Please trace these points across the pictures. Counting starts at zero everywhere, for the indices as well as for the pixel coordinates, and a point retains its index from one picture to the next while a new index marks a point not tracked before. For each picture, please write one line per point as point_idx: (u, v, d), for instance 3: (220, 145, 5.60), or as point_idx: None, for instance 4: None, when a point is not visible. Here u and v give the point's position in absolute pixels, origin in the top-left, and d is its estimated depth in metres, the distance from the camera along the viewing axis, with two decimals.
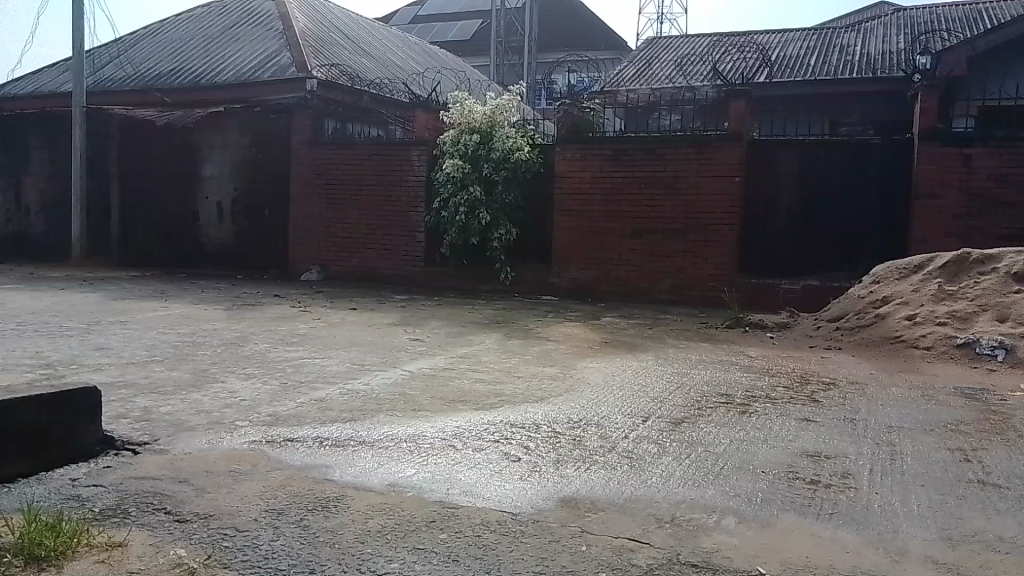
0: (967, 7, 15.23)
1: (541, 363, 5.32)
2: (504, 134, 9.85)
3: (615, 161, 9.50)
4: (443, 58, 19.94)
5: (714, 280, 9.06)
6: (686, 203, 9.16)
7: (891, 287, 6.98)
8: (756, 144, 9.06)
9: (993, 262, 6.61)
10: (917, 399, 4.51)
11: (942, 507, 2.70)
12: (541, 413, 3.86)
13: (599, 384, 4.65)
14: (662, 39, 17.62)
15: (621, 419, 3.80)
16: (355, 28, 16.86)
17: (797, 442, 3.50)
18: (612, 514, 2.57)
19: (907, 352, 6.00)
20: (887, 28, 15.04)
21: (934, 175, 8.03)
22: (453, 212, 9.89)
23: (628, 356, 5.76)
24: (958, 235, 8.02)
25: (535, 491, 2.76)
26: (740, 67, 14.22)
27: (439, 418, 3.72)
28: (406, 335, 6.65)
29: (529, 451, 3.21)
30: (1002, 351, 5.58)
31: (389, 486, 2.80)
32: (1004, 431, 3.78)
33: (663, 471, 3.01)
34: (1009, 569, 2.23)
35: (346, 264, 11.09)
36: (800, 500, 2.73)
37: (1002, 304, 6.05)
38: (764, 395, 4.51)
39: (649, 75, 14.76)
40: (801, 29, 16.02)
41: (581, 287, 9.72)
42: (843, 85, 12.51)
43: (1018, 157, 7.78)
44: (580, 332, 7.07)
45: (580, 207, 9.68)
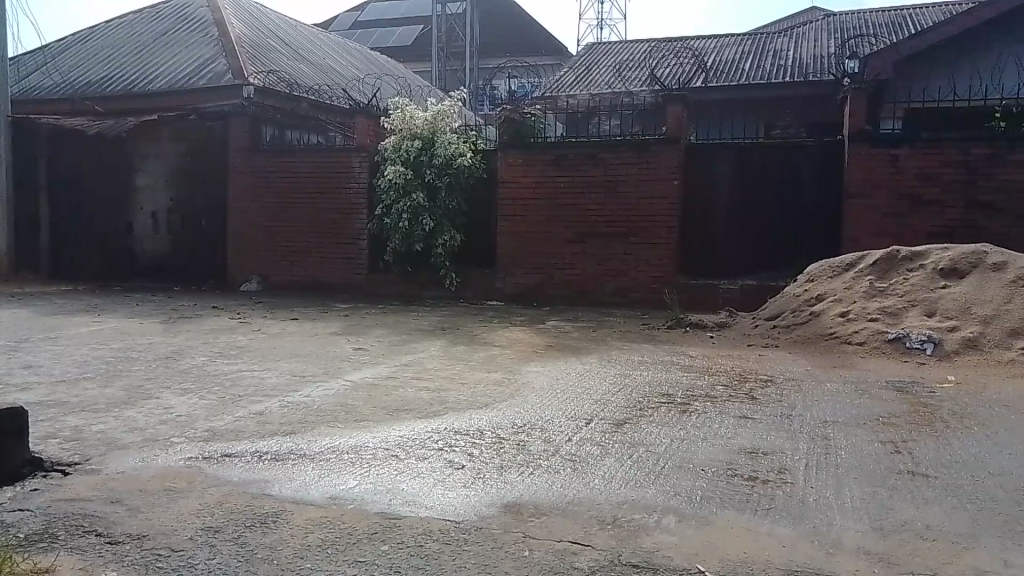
0: (893, 13, 15.79)
1: (487, 369, 5.31)
2: (446, 139, 9.81)
3: (557, 166, 9.56)
4: (384, 64, 19.82)
5: (655, 282, 9.19)
6: (627, 206, 9.27)
7: (825, 284, 7.17)
8: (693, 147, 9.24)
9: (920, 258, 6.84)
10: (850, 394, 4.64)
11: (874, 499, 2.78)
12: (486, 419, 3.85)
13: (544, 388, 4.66)
14: (602, 45, 17.82)
15: (565, 422, 3.82)
16: (292, 34, 16.62)
17: (736, 439, 3.57)
18: (556, 518, 2.58)
19: (841, 347, 6.19)
20: (818, 33, 15.46)
21: (863, 176, 8.29)
22: (396, 218, 9.84)
23: (572, 359, 5.80)
24: (888, 233, 8.29)
25: (478, 498, 2.75)
26: (677, 71, 14.47)
27: (383, 428, 3.69)
28: (349, 344, 6.58)
29: (473, 458, 3.20)
30: (931, 344, 5.80)
31: (330, 499, 2.76)
32: (932, 422, 3.92)
33: (606, 472, 3.04)
34: (938, 557, 2.31)
35: (288, 273, 10.91)
36: (738, 496, 2.79)
37: (930, 299, 6.28)
38: (703, 394, 4.59)
39: (588, 81, 14.91)
40: (736, 35, 16.38)
41: (525, 291, 9.75)
42: (776, 89, 12.82)
43: (942, 158, 8.08)
44: (525, 336, 7.09)
45: (523, 212, 9.71)
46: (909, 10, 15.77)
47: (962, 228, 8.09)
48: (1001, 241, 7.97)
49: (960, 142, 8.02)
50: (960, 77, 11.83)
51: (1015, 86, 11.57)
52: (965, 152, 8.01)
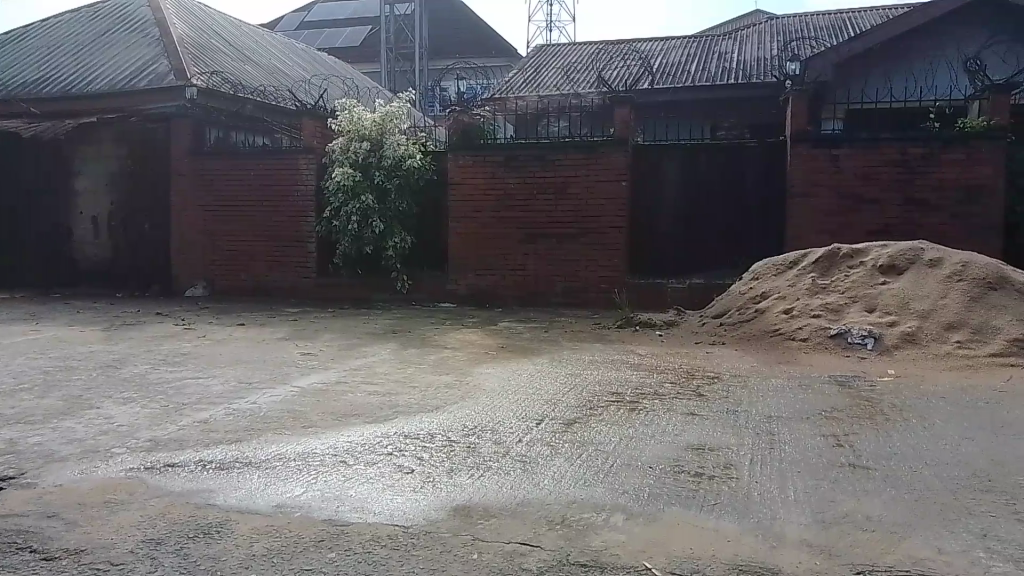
0: (833, 16, 16.20)
1: (438, 372, 5.29)
2: (395, 141, 9.73)
3: (507, 167, 9.56)
4: (331, 65, 19.60)
5: (606, 282, 9.27)
6: (576, 207, 9.32)
7: (769, 282, 7.31)
8: (641, 149, 9.34)
9: (860, 255, 7.01)
10: (794, 389, 4.73)
11: (816, 492, 2.85)
12: (436, 423, 3.83)
13: (494, 389, 4.66)
14: (551, 46, 17.90)
15: (516, 423, 3.83)
16: (237, 34, 16.33)
17: (683, 436, 3.62)
18: (505, 520, 2.58)
19: (785, 343, 6.32)
20: (761, 36, 15.78)
21: (804, 176, 8.49)
22: (345, 221, 9.74)
23: (524, 360, 5.80)
24: (830, 231, 8.49)
25: (427, 502, 2.73)
26: (625, 74, 14.63)
27: (330, 434, 3.64)
28: (298, 349, 6.48)
29: (423, 461, 3.18)
30: (871, 340, 5.95)
31: (275, 508, 2.72)
32: (873, 416, 4.02)
33: (555, 472, 3.04)
34: (876, 547, 2.38)
35: (235, 277, 10.70)
36: (685, 493, 2.82)
37: (869, 296, 6.45)
38: (652, 391, 4.64)
39: (537, 82, 14.98)
40: (682, 37, 16.62)
41: (477, 293, 9.74)
42: (721, 91, 13.04)
43: (880, 158, 8.31)
44: (476, 338, 7.08)
45: (473, 213, 9.68)
46: (848, 14, 16.20)
47: (899, 226, 8.33)
48: (938, 237, 8.23)
49: (897, 142, 8.26)
50: (897, 79, 12.19)
51: (948, 87, 11.96)
52: (902, 152, 8.26)
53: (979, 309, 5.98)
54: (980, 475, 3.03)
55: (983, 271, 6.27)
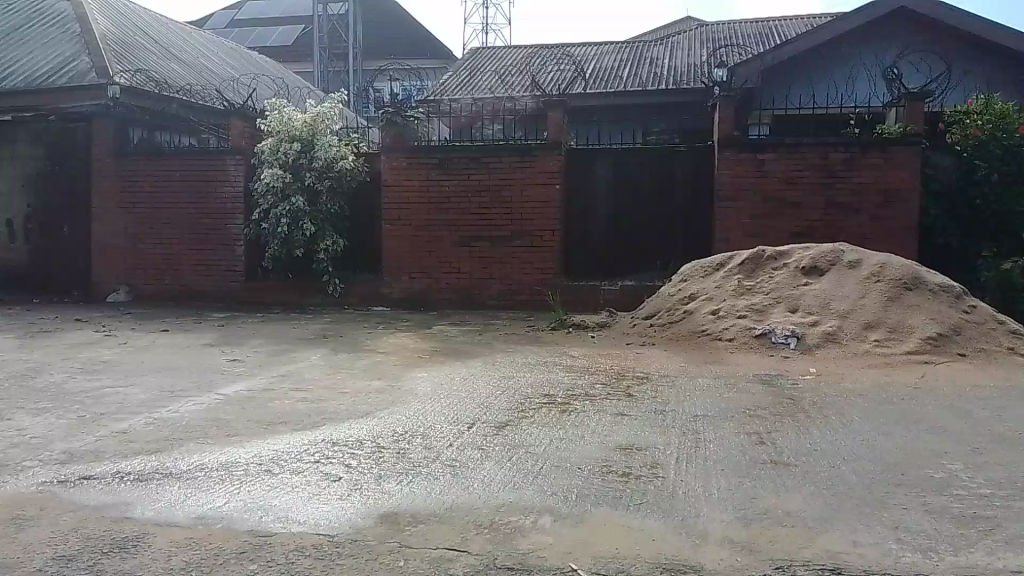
0: (759, 24, 16.67)
1: (369, 377, 5.22)
2: (326, 141, 9.59)
3: (441, 169, 9.51)
4: (262, 65, 19.22)
5: (539, 284, 9.32)
6: (510, 209, 9.35)
7: (697, 284, 7.47)
8: (574, 153, 9.43)
9: (784, 257, 7.22)
10: (720, 388, 4.84)
11: (739, 489, 2.91)
12: (366, 429, 3.79)
13: (426, 394, 4.62)
14: (486, 49, 17.91)
15: (447, 427, 3.82)
16: (163, 31, 15.88)
17: (612, 436, 3.66)
18: (432, 525, 2.57)
19: (713, 343, 6.46)
20: (691, 43, 16.09)
21: (731, 180, 8.71)
22: (274, 223, 9.55)
23: (456, 364, 5.79)
24: (755, 234, 8.72)
25: (353, 510, 2.70)
26: (558, 78, 14.75)
27: (255, 442, 3.55)
28: (224, 356, 6.32)
29: (351, 469, 3.13)
30: (794, 339, 6.14)
31: (196, 519, 2.64)
32: (794, 413, 4.14)
33: (485, 476, 3.03)
34: (794, 543, 2.44)
35: (159, 281, 10.37)
36: (613, 493, 2.85)
37: (792, 297, 6.65)
38: (583, 392, 4.69)
39: (472, 85, 14.99)
40: (616, 42, 16.86)
41: (410, 297, 9.66)
42: (652, 96, 13.26)
43: (803, 162, 8.58)
44: (409, 342, 7.02)
45: (406, 216, 9.60)
46: (773, 22, 16.68)
47: (821, 228, 8.61)
48: (857, 239, 8.53)
49: (818, 148, 8.53)
50: (818, 87, 12.59)
51: (866, 94, 12.41)
52: (824, 157, 8.53)
53: (895, 309, 6.22)
54: (893, 470, 3.15)
55: (899, 273, 6.52)
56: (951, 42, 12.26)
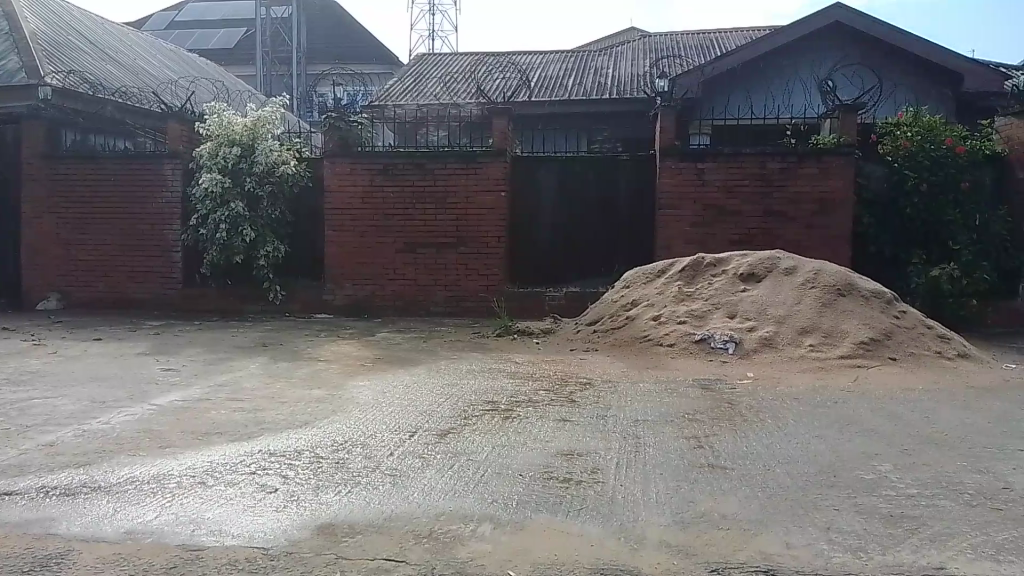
0: (701, 36, 17.01)
1: (309, 386, 5.13)
2: (267, 146, 9.43)
3: (385, 175, 9.44)
4: (201, 67, 18.82)
5: (485, 291, 9.31)
6: (455, 216, 9.32)
7: (640, 290, 7.55)
8: (518, 160, 9.47)
9: (723, 264, 7.36)
10: (661, 393, 4.90)
11: (677, 492, 2.95)
12: (304, 439, 3.72)
13: (367, 402, 4.57)
14: (432, 56, 17.85)
15: (388, 435, 3.78)
16: (97, 31, 15.41)
17: (553, 442, 3.67)
18: (370, 535, 2.54)
19: (654, 349, 6.54)
20: (634, 53, 16.33)
21: (672, 188, 8.85)
22: (213, 229, 9.34)
23: (399, 372, 5.74)
24: (695, 241, 8.88)
25: (290, 522, 2.65)
26: (503, 86, 14.80)
27: (189, 454, 3.46)
28: (159, 365, 6.15)
29: (288, 480, 3.07)
30: (732, 344, 6.26)
31: (125, 534, 2.56)
32: (732, 417, 4.22)
33: (425, 485, 3.01)
34: (730, 545, 2.48)
35: (92, 288, 10.04)
36: (553, 499, 2.86)
37: (730, 303, 6.78)
38: (526, 399, 4.70)
39: (416, 91, 14.92)
40: (560, 51, 17.01)
41: (353, 304, 9.55)
42: (596, 105, 13.39)
43: (741, 171, 8.77)
44: (352, 350, 6.94)
45: (350, 222, 9.50)
46: (714, 35, 17.04)
47: (759, 235, 8.80)
48: (793, 247, 8.74)
49: (756, 157, 8.73)
50: (756, 97, 12.90)
51: (802, 105, 12.76)
52: (761, 167, 8.74)
53: (829, 315, 6.39)
54: (826, 471, 3.23)
55: (833, 279, 6.70)
56: (882, 56, 12.68)
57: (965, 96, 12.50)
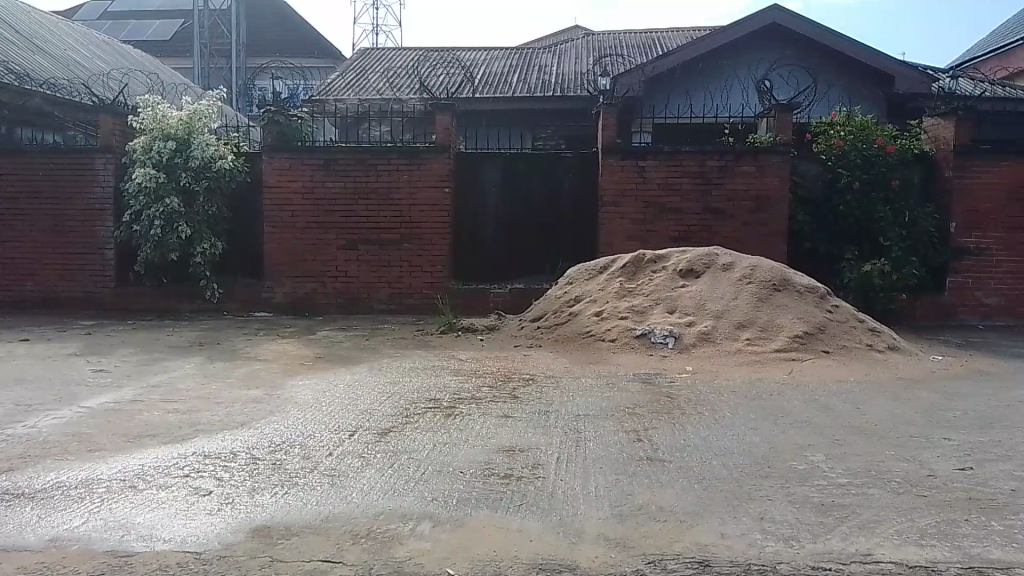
0: (643, 36, 17.22)
1: (247, 386, 5.03)
2: (203, 140, 9.19)
3: (326, 170, 9.30)
4: (135, 58, 18.26)
5: (428, 288, 9.27)
6: (398, 213, 9.25)
7: (582, 286, 7.61)
8: (461, 156, 9.44)
9: (663, 260, 7.46)
10: (602, 388, 4.95)
11: (616, 486, 2.98)
12: (240, 440, 3.65)
13: (307, 402, 4.49)
14: (375, 51, 17.65)
15: (327, 435, 3.73)
16: (23, 19, 14.82)
17: (496, 438, 3.68)
18: (307, 537, 2.50)
19: (596, 344, 6.60)
20: (578, 51, 16.43)
21: (613, 186, 8.94)
22: (147, 226, 9.08)
23: (341, 371, 5.67)
24: (636, 238, 8.98)
25: (223, 525, 2.59)
26: (447, 81, 14.72)
27: (119, 458, 3.35)
28: (90, 366, 5.95)
29: (222, 482, 3.00)
30: (671, 339, 6.36)
31: (48, 542, 2.47)
32: (670, 410, 4.29)
33: (364, 485, 2.98)
34: (667, 537, 2.52)
35: (19, 288, 9.66)
36: (493, 496, 2.86)
37: (670, 298, 6.89)
38: (469, 396, 4.70)
39: (359, 86, 14.74)
40: (505, 48, 17.01)
41: (294, 302, 9.40)
42: (539, 102, 13.43)
43: (681, 169, 8.90)
44: (292, 349, 6.84)
45: (290, 219, 9.34)
46: (656, 34, 17.26)
47: (698, 232, 8.96)
48: (730, 243, 8.92)
49: (695, 155, 8.87)
50: (695, 95, 13.11)
51: (740, 104, 13.02)
52: (700, 164, 8.88)
53: (765, 309, 6.54)
54: (760, 462, 3.30)
55: (769, 275, 6.86)
56: (817, 57, 13.02)
57: (896, 97, 12.92)
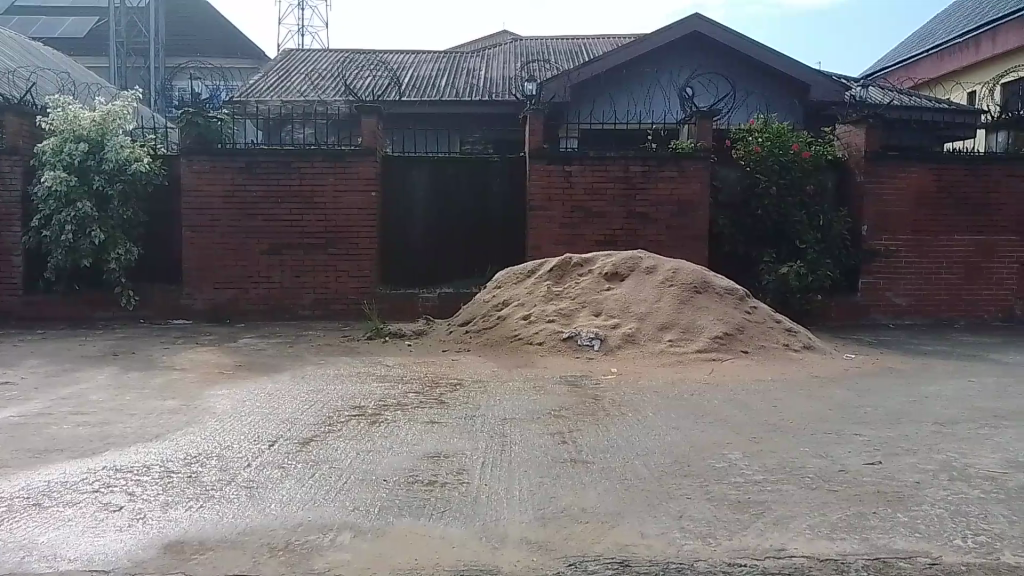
0: (570, 42, 17.42)
1: (163, 396, 4.86)
2: (117, 142, 8.84)
3: (247, 174, 9.08)
4: (45, 56, 17.48)
5: (355, 293, 9.15)
6: (323, 217, 9.10)
7: (510, 290, 7.64)
8: (388, 160, 9.35)
9: (589, 264, 7.54)
10: (528, 391, 4.98)
11: (541, 489, 3.00)
12: (154, 453, 3.52)
13: (226, 412, 4.37)
14: (299, 52, 17.34)
15: (246, 446, 3.63)
16: None
17: (422, 444, 3.65)
18: (222, 551, 2.43)
19: (524, 347, 6.63)
20: (505, 56, 16.49)
21: (540, 190, 9.00)
22: (56, 230, 8.68)
23: (264, 379, 5.54)
24: (563, 241, 9.06)
25: (134, 542, 2.49)
26: (373, 84, 14.57)
27: (23, 475, 3.19)
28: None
29: (134, 497, 2.89)
30: (597, 341, 6.44)
31: None
32: (594, 412, 4.34)
33: (282, 496, 2.91)
34: (588, 538, 2.54)
35: None
36: (416, 503, 2.83)
37: (597, 301, 6.97)
38: (395, 402, 4.66)
39: (282, 87, 14.45)
40: (432, 51, 16.96)
41: (214, 308, 9.14)
42: (467, 106, 13.41)
43: (606, 174, 9.03)
44: (212, 357, 6.64)
45: (210, 223, 9.08)
46: (583, 40, 17.48)
47: (623, 236, 9.09)
48: (654, 246, 9.08)
49: (620, 160, 9.00)
50: (619, 102, 13.32)
51: (662, 111, 13.28)
52: (624, 169, 9.02)
53: (687, 311, 6.68)
54: (681, 461, 3.37)
55: (691, 277, 7.02)
56: (737, 66, 13.40)
57: (810, 105, 13.40)
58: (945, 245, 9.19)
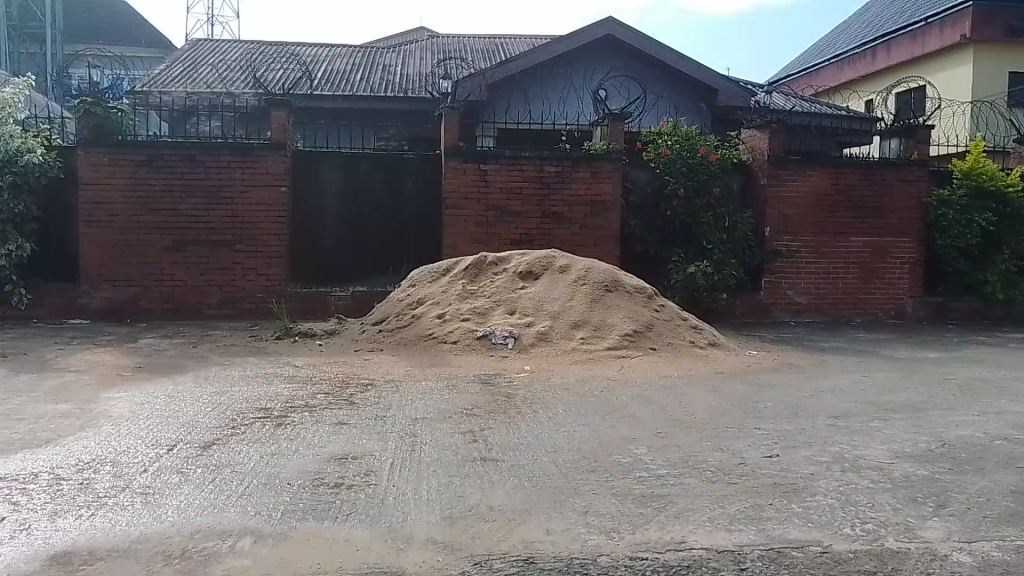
0: (486, 41, 17.45)
1: (53, 401, 4.60)
2: (7, 131, 8.33)
3: (150, 167, 8.73)
4: None
5: (263, 292, 8.92)
6: (230, 212, 8.83)
7: (423, 288, 7.59)
8: (300, 155, 9.14)
9: (503, 262, 7.57)
10: (440, 390, 4.96)
11: (448, 488, 2.99)
12: (42, 460, 3.34)
13: (124, 416, 4.19)
14: (207, 42, 16.77)
15: (144, 451, 3.48)
16: None
17: (330, 446, 3.59)
18: (113, 561, 2.33)
19: (437, 346, 6.60)
20: (422, 52, 16.38)
21: (454, 188, 8.98)
22: None
23: (164, 381, 5.33)
24: (477, 240, 9.07)
25: (15, 555, 2.36)
26: (284, 77, 14.23)
27: None
28: None
29: (18, 507, 2.74)
30: (511, 339, 6.47)
31: None
32: (505, 410, 4.36)
33: (180, 502, 2.81)
34: (493, 536, 2.55)
35: None
36: (321, 506, 2.78)
37: (511, 300, 7.00)
38: (303, 403, 4.55)
39: (187, 78, 13.94)
40: (346, 46, 16.69)
41: (114, 307, 8.75)
42: (381, 102, 13.25)
43: (521, 173, 9.08)
44: (110, 358, 6.34)
45: (109, 218, 8.69)
46: (500, 40, 17.54)
47: (537, 234, 9.16)
48: (567, 245, 9.19)
49: (534, 160, 9.07)
50: (535, 102, 13.41)
51: (576, 112, 13.45)
52: (539, 169, 9.09)
53: (598, 309, 6.79)
54: (590, 457, 3.42)
55: (602, 275, 7.13)
56: (650, 69, 13.68)
57: (718, 109, 13.81)
58: (842, 245, 9.63)
